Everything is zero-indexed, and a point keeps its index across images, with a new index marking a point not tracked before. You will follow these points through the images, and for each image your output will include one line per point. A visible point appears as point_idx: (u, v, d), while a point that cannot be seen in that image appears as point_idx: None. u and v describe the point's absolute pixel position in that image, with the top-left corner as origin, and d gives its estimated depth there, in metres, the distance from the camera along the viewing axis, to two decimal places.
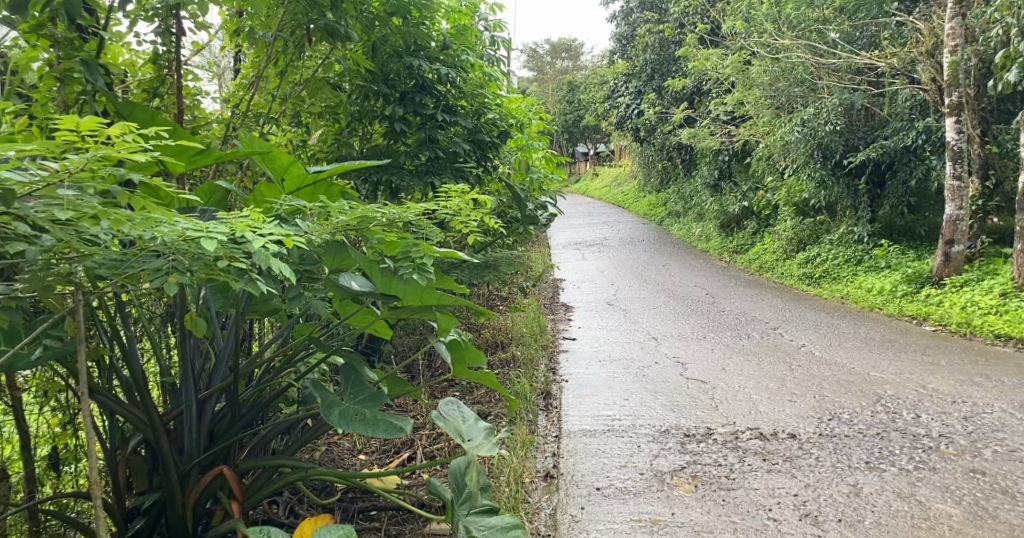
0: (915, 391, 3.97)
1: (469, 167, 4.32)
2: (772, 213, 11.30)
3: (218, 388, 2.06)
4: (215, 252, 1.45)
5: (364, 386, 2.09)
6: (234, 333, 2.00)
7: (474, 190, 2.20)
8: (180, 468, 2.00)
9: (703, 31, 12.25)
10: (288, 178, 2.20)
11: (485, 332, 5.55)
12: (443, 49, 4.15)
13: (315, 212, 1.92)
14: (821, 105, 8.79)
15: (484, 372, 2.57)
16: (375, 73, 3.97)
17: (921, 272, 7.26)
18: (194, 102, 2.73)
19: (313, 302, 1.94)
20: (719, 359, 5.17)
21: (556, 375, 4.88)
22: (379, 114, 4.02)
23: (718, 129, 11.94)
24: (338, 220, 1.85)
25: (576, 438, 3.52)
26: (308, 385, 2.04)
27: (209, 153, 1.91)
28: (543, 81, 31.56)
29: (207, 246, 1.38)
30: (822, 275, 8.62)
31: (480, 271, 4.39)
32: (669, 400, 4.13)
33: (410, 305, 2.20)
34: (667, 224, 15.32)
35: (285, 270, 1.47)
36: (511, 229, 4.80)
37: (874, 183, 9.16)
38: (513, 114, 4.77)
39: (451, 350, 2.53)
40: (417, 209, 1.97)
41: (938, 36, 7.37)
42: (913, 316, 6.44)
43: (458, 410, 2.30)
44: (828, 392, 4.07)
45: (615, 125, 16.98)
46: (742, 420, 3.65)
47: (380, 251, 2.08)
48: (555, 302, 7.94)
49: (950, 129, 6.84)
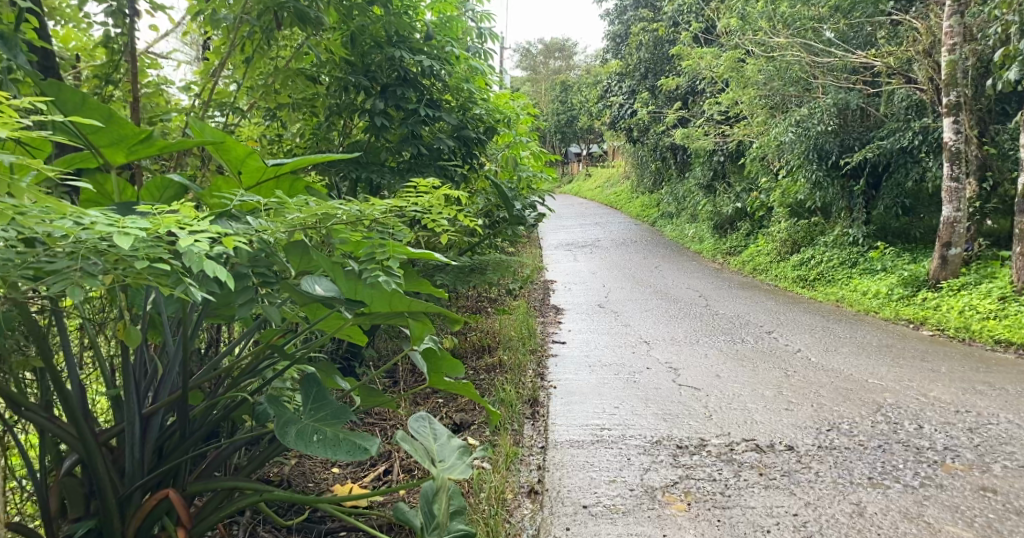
0: (917, 400, 3.81)
1: (453, 164, 4.13)
2: (766, 215, 11.17)
3: (165, 402, 1.88)
4: (136, 252, 1.27)
5: (327, 400, 1.92)
6: (183, 342, 1.82)
7: (447, 185, 2.01)
8: (119, 491, 1.82)
9: (698, 29, 12.13)
10: (245, 173, 2.02)
11: (471, 336, 5.37)
12: (427, 40, 3.96)
13: (267, 208, 1.75)
14: (816, 105, 8.70)
15: (462, 383, 2.38)
16: (355, 64, 3.79)
17: (917, 275, 7.13)
18: (152, 89, 2.65)
19: (266, 307, 1.76)
20: (713, 365, 5.01)
21: (544, 381, 4.70)
22: (359, 108, 3.81)
23: (712, 129, 11.83)
24: (292, 217, 1.69)
25: (563, 449, 3.35)
26: (263, 399, 1.85)
27: (153, 141, 1.74)
28: (537, 81, 31.42)
29: (122, 243, 1.21)
30: (816, 277, 8.49)
31: (465, 274, 4.22)
32: (661, 409, 3.96)
33: (379, 312, 1.98)
34: (660, 225, 15.19)
35: (221, 272, 1.30)
36: (498, 230, 4.63)
37: (870, 185, 9.03)
38: (501, 110, 4.61)
39: (427, 359, 2.34)
40: (382, 207, 1.80)
41: (936, 34, 7.21)
42: (910, 320, 6.30)
43: (429, 426, 2.12)
44: (826, 400, 3.91)
45: (609, 125, 16.86)
46: (737, 431, 3.49)
47: (344, 252, 1.88)
48: (545, 304, 7.78)
49: (947, 129, 6.71)
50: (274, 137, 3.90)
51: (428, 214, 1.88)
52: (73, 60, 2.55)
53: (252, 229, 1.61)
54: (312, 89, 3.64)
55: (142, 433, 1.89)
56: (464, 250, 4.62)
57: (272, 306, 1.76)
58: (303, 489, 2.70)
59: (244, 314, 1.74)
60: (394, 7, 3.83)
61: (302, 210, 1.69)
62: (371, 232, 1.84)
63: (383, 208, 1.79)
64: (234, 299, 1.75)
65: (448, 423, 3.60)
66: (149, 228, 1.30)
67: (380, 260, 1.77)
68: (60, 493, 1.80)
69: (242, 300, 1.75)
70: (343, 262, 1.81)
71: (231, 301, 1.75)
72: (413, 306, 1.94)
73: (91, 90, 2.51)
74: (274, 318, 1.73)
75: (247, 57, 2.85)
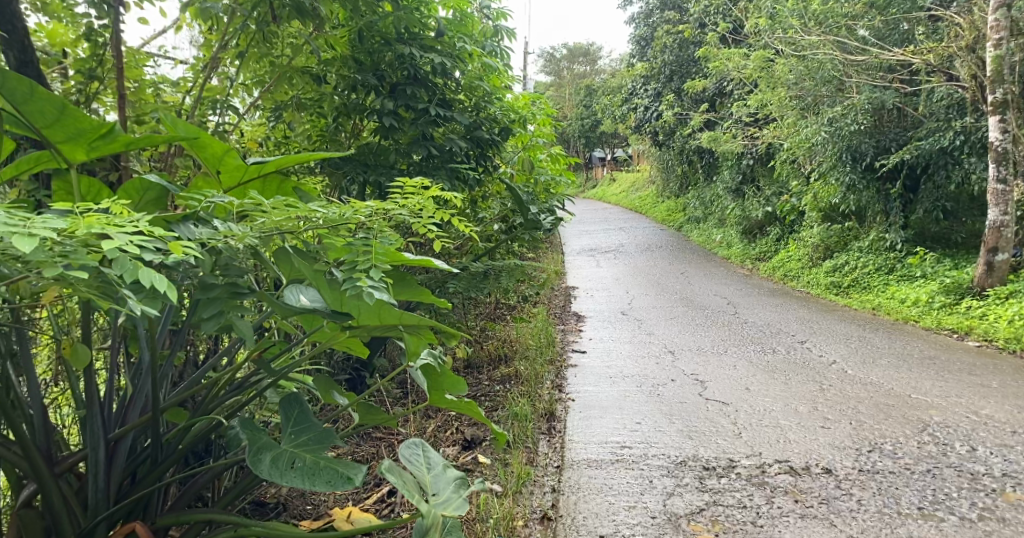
0: (967, 418, 3.51)
1: (466, 166, 3.94)
2: (797, 219, 10.81)
3: (133, 425, 1.72)
4: (49, 254, 1.12)
5: (309, 424, 1.73)
6: (151, 364, 1.66)
7: (438, 185, 1.81)
8: (81, 525, 1.67)
9: (726, 30, 11.85)
10: (223, 172, 1.84)
11: (487, 344, 5.17)
12: (440, 37, 3.76)
13: (238, 210, 1.55)
14: (849, 104, 8.36)
15: (463, 401, 2.18)
16: (364, 62, 3.62)
17: (960, 282, 6.75)
18: (140, 85, 2.51)
19: (238, 323, 1.55)
20: (742, 377, 4.73)
21: (562, 393, 4.49)
22: (368, 108, 3.64)
23: (740, 132, 11.52)
24: (268, 219, 1.50)
25: (579, 470, 3.14)
26: (238, 423, 1.68)
27: (113, 136, 1.59)
28: (562, 86, 31.24)
29: (27, 245, 1.05)
30: (850, 284, 8.14)
31: (478, 280, 4.03)
32: (686, 425, 3.71)
33: (368, 325, 1.79)
34: (686, 230, 14.86)
35: (158, 280, 1.15)
36: (514, 235, 4.42)
37: (907, 187, 8.66)
38: (517, 110, 4.42)
39: (426, 375, 2.15)
40: (367, 210, 1.60)
41: (980, 29, 6.87)
42: (954, 330, 5.95)
43: (423, 454, 1.97)
44: (866, 417, 3.63)
45: (634, 129, 16.61)
46: (769, 451, 3.23)
47: (327, 258, 1.68)
48: (567, 311, 7.57)
49: (993, 128, 6.36)
50: (280, 139, 3.76)
51: (418, 219, 1.69)
52: (58, 57, 2.42)
53: (215, 233, 1.42)
54: (318, 87, 3.49)
55: (109, 459, 1.73)
56: (480, 255, 4.44)
57: (246, 322, 1.55)
58: (300, 512, 2.50)
59: (212, 331, 1.53)
60: (405, 3, 3.67)
61: (277, 207, 1.50)
62: (354, 237, 1.63)
63: (368, 211, 1.60)
64: (201, 313, 1.54)
65: (459, 439, 3.39)
66: (67, 229, 1.15)
67: (364, 261, 1.57)
68: (16, 528, 1.65)
69: (209, 314, 1.53)
70: (324, 269, 1.61)
71: (197, 314, 1.54)
72: (405, 318, 1.73)
73: (72, 85, 2.36)
74: (250, 334, 1.52)
75: (241, 52, 2.69)
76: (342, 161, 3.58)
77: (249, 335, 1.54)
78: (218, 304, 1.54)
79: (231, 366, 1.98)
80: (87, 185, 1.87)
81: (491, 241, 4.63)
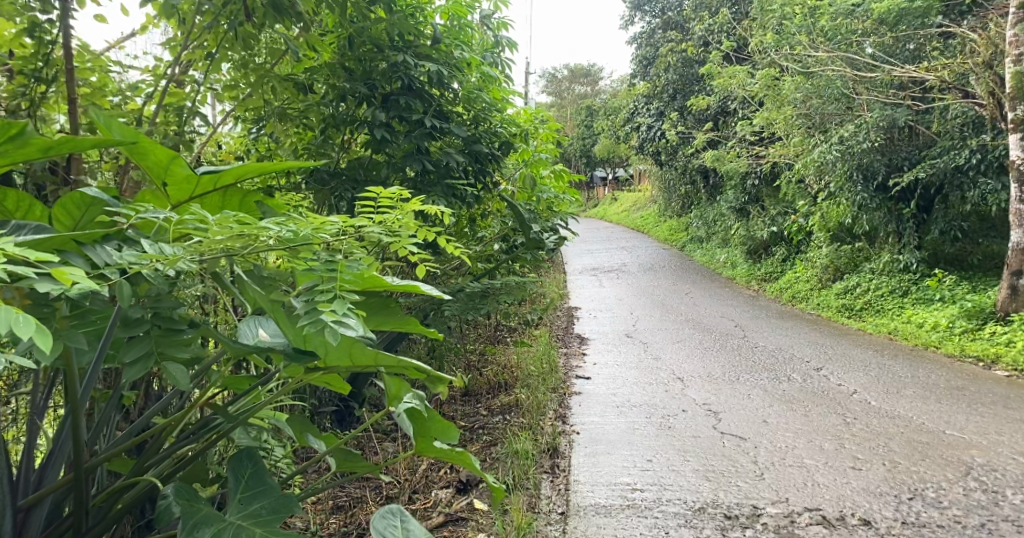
0: (1015, 459, 3.22)
1: (464, 182, 3.66)
2: (804, 239, 10.53)
3: (49, 488, 1.41)
4: None
5: (269, 486, 1.47)
6: (74, 415, 1.36)
7: (421, 195, 1.50)
8: None
9: (729, 48, 11.68)
10: (171, 186, 1.52)
11: (486, 371, 4.86)
12: (436, 45, 3.47)
13: (176, 228, 1.25)
14: (861, 121, 8.12)
15: (455, 451, 1.86)
16: (352, 69, 3.36)
17: (982, 307, 6.47)
18: (97, 88, 2.22)
19: (170, 366, 1.24)
20: (758, 409, 4.41)
21: (565, 425, 4.17)
22: (358, 119, 3.34)
23: (745, 151, 11.29)
24: (215, 237, 1.19)
25: (588, 518, 2.82)
26: (173, 491, 1.39)
27: (28, 138, 1.28)
28: (563, 107, 31.12)
29: None
30: (863, 307, 7.83)
31: (476, 301, 3.74)
32: (703, 464, 3.39)
33: (337, 366, 1.49)
34: (690, 250, 14.59)
35: (20, 326, 0.92)
36: (515, 255, 4.12)
37: (921, 208, 8.40)
38: (519, 124, 4.15)
39: (412, 420, 1.83)
40: (333, 226, 1.31)
41: (997, 44, 6.65)
42: (979, 358, 5.67)
43: (400, 525, 1.69)
44: (900, 457, 3.33)
45: (636, 148, 16.40)
46: (796, 496, 2.93)
47: (287, 284, 1.37)
48: (569, 334, 7.25)
49: (1014, 145, 6.12)
50: (263, 152, 3.45)
51: (394, 237, 1.41)
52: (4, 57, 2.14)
53: (139, 256, 1.13)
54: (304, 95, 3.20)
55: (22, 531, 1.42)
56: (478, 277, 4.17)
57: (183, 367, 1.24)
58: None
59: (136, 378, 1.21)
60: (399, 7, 3.40)
61: (226, 225, 1.20)
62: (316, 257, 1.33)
63: (334, 228, 1.30)
64: (122, 357, 1.22)
65: (454, 480, 3.08)
66: None
67: (332, 290, 1.28)
68: None
69: (130, 358, 1.21)
70: (282, 299, 1.31)
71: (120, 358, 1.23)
72: (381, 357, 1.44)
73: (15, 88, 2.08)
74: (188, 383, 1.21)
75: (211, 53, 2.36)
76: (330, 176, 3.37)
77: (186, 384, 1.23)
78: (145, 345, 1.23)
79: (178, 413, 1.66)
80: (13, 199, 1.52)
81: (490, 261, 4.36)
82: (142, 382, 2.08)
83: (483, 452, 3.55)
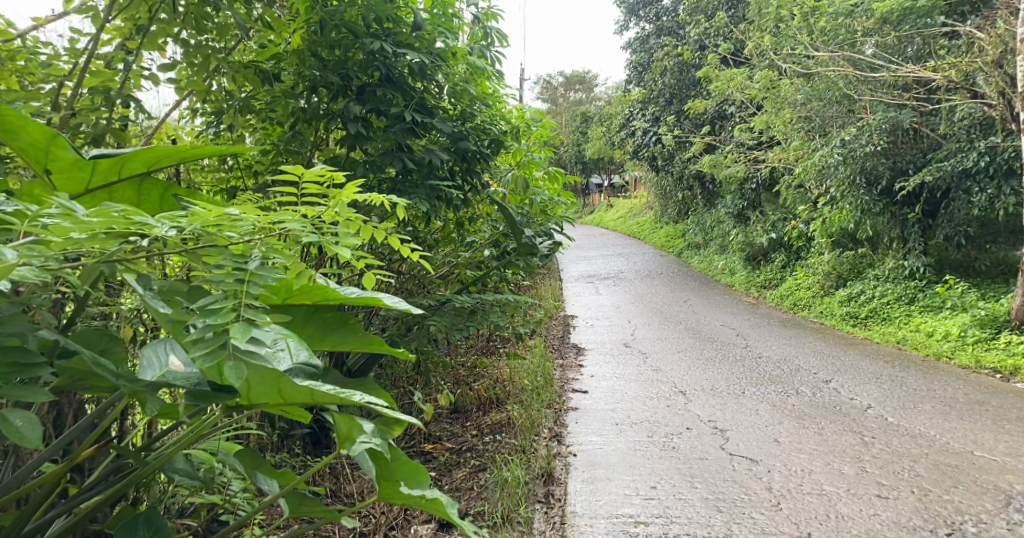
0: None
1: (449, 183, 3.32)
2: (805, 245, 10.26)
3: None
4: None
5: None
6: None
7: (351, 188, 1.36)
8: None
9: (726, 51, 11.42)
10: (55, 172, 1.31)
11: (476, 386, 4.53)
12: (418, 31, 3.09)
13: (29, 226, 1.07)
14: (863, 124, 7.84)
15: (426, 499, 1.56)
16: (326, 58, 3.01)
17: (995, 315, 6.21)
18: (12, 64, 1.88)
19: (15, 422, 1.16)
20: (768, 426, 4.09)
21: (560, 446, 3.82)
22: (331, 114, 2.96)
23: (742, 156, 11.04)
24: (70, 237, 1.07)
25: None
26: None
27: None
28: (557, 114, 30.86)
29: None
30: (868, 315, 7.53)
31: (464, 318, 3.37)
32: (712, 491, 3.08)
33: (261, 403, 1.29)
34: (686, 256, 14.30)
35: None
36: (506, 261, 3.78)
37: (926, 212, 8.13)
38: (509, 122, 3.83)
39: (373, 459, 1.55)
40: (240, 224, 1.18)
41: (1006, 43, 6.31)
42: (996, 370, 5.40)
43: None
44: (928, 483, 3.04)
45: (631, 154, 16.11)
46: (820, 532, 2.64)
47: (189, 301, 1.23)
48: (564, 344, 6.94)
49: None
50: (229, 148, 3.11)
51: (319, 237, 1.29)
52: None
53: None
54: (269, 85, 2.88)
55: None
56: (468, 285, 3.87)
57: (31, 420, 1.17)
58: None
59: None
60: None
61: (91, 223, 1.08)
62: (220, 263, 1.19)
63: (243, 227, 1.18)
64: None
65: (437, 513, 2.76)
66: None
67: (233, 309, 1.16)
68: None
69: None
70: (183, 318, 1.17)
71: None
72: (316, 394, 1.22)
73: None
74: (33, 441, 1.15)
75: (146, 27, 2.03)
76: None
77: (32, 439, 1.16)
78: None
79: (65, 464, 1.48)
80: None
81: (480, 270, 4.03)
82: (63, 405, 1.86)
83: (471, 479, 3.22)
